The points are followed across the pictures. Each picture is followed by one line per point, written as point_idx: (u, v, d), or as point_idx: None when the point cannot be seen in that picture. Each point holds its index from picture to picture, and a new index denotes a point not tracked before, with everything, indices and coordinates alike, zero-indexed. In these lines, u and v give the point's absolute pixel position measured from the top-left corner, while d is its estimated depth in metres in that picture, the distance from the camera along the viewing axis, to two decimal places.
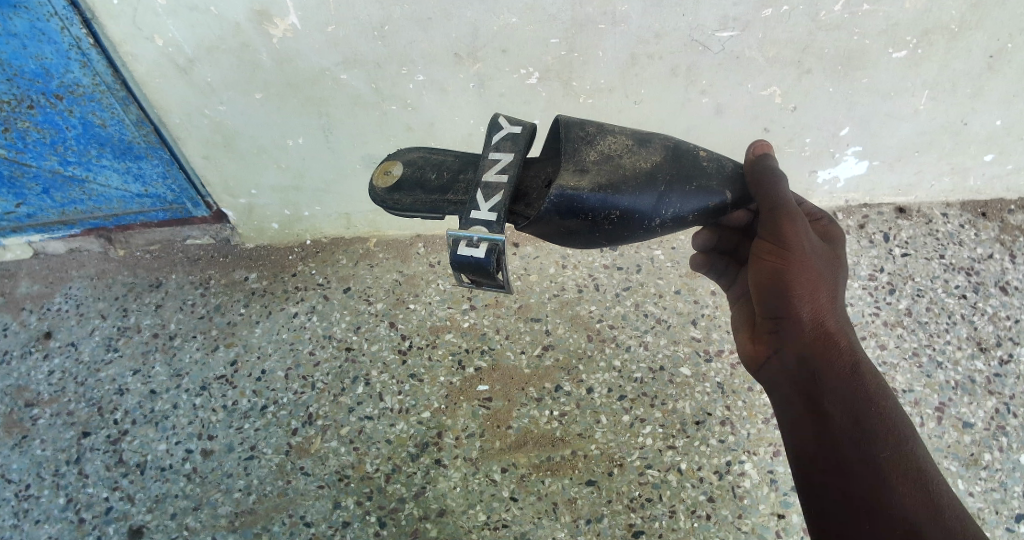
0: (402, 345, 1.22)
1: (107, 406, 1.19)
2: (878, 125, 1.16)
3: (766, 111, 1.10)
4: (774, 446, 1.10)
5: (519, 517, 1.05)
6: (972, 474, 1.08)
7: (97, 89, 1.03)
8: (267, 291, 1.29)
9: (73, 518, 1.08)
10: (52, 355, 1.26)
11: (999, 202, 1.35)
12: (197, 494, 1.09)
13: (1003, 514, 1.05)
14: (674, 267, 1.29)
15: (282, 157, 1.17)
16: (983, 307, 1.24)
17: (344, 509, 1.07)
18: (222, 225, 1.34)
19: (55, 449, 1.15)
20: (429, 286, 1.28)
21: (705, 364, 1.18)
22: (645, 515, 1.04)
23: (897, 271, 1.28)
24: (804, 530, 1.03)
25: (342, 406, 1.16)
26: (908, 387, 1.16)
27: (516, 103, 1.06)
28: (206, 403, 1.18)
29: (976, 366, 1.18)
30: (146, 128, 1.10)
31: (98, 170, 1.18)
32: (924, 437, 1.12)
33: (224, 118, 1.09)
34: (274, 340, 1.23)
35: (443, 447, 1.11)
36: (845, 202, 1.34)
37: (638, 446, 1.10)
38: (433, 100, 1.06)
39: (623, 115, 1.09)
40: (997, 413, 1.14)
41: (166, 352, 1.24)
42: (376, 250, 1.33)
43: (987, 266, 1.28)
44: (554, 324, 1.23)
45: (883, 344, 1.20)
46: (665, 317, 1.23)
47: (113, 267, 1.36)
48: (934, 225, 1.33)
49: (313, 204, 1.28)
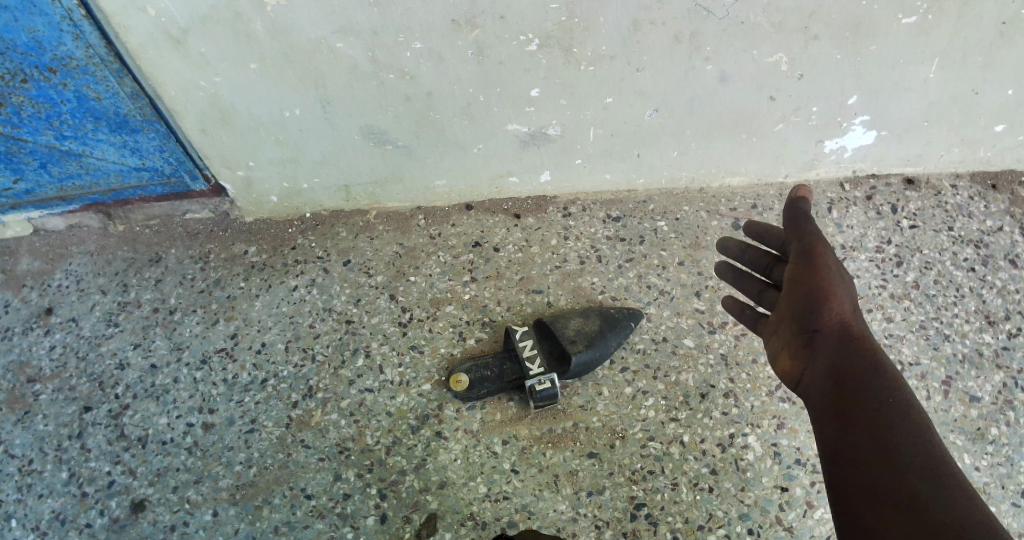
0: (403, 317, 1.21)
1: (108, 381, 1.18)
2: (887, 95, 1.13)
3: (771, 79, 1.08)
4: (777, 419, 1.10)
5: (521, 489, 1.04)
6: (978, 449, 1.07)
7: (91, 61, 1.01)
8: (267, 265, 1.28)
9: (75, 492, 1.08)
10: (54, 330, 1.24)
11: (1009, 174, 1.34)
12: (198, 467, 1.09)
13: (1009, 489, 1.04)
14: (677, 238, 1.28)
15: (281, 130, 1.15)
16: (991, 280, 1.23)
17: (345, 481, 1.06)
18: (221, 199, 1.30)
19: (57, 424, 1.14)
20: (430, 258, 1.27)
21: (709, 336, 1.18)
22: (646, 488, 1.04)
23: (905, 243, 1.26)
24: (806, 502, 1.04)
25: (342, 379, 1.15)
26: (915, 359, 1.14)
27: (516, 71, 1.05)
28: (207, 377, 1.17)
29: (984, 339, 1.17)
30: (141, 101, 1.08)
31: (95, 144, 1.15)
32: (931, 411, 1.10)
33: (221, 91, 1.06)
34: (275, 313, 1.23)
35: (443, 420, 1.10)
36: (852, 173, 1.32)
37: (640, 418, 1.10)
38: (432, 69, 1.04)
39: (625, 84, 1.08)
40: (1005, 387, 1.13)
41: (166, 327, 1.23)
42: (376, 223, 1.32)
43: (996, 239, 1.27)
44: (556, 296, 1.22)
45: (889, 317, 1.18)
46: (668, 289, 1.22)
47: (113, 242, 1.34)
48: (943, 196, 1.32)
49: (312, 176, 1.26)
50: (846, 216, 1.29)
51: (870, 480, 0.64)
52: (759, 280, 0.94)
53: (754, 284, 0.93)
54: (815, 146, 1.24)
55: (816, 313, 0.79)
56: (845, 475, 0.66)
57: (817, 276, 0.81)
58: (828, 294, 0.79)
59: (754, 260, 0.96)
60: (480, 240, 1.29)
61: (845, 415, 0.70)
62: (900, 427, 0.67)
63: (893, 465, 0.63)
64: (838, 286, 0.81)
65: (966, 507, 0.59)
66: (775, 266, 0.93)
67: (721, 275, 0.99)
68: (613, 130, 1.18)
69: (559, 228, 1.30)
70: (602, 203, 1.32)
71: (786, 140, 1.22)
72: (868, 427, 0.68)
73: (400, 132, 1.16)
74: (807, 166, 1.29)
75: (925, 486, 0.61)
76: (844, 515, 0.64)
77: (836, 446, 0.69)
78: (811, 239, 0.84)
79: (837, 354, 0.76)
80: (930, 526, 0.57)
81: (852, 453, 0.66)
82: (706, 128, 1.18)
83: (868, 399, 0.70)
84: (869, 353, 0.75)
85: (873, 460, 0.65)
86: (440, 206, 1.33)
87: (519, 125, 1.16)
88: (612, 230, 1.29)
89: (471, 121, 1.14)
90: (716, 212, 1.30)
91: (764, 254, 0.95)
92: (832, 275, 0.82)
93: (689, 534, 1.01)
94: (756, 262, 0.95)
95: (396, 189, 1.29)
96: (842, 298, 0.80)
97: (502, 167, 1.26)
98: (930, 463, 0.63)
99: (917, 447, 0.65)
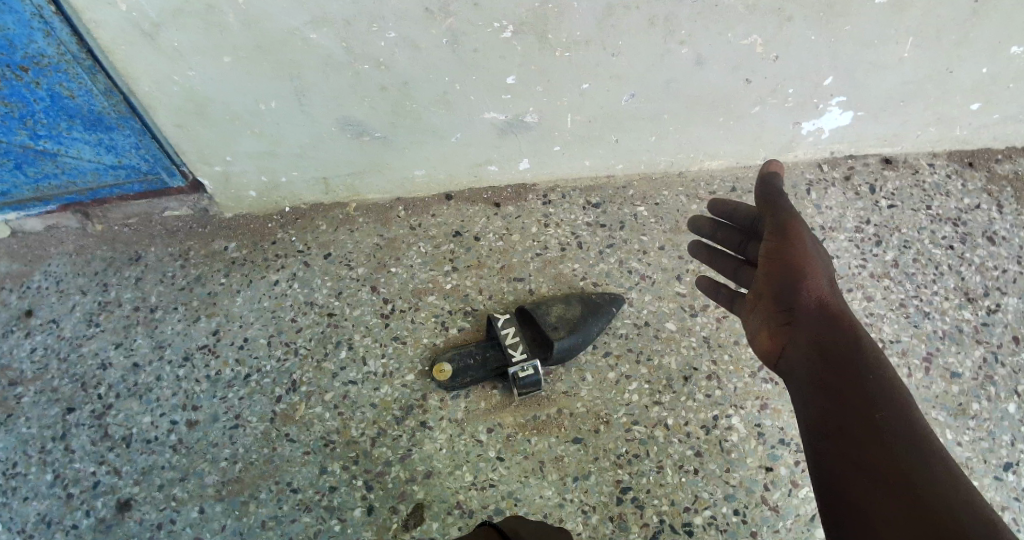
0: (385, 309, 1.20)
1: (91, 382, 1.17)
2: (862, 75, 1.14)
3: (747, 61, 1.08)
4: (761, 400, 1.11)
5: (506, 476, 1.05)
6: (959, 424, 1.08)
7: (63, 58, 0.98)
8: (248, 260, 1.27)
9: (61, 494, 1.07)
10: (34, 332, 1.22)
11: (985, 152, 1.35)
12: (183, 465, 1.08)
13: (991, 462, 1.06)
14: (658, 223, 1.28)
15: (257, 122, 1.13)
16: (970, 257, 1.24)
17: (331, 474, 1.06)
18: (199, 195, 1.29)
19: (39, 426, 1.13)
20: (411, 248, 1.27)
21: (691, 319, 1.18)
22: (632, 471, 1.04)
23: (884, 222, 1.27)
24: (791, 481, 1.05)
25: (326, 372, 1.15)
26: (896, 337, 1.15)
27: (492, 58, 1.04)
28: (189, 374, 1.16)
29: (964, 316, 1.18)
30: (115, 98, 1.07)
31: (70, 143, 1.13)
32: (913, 388, 1.11)
33: (195, 84, 1.05)
34: (257, 308, 1.22)
35: (428, 410, 1.10)
36: (830, 154, 1.33)
37: (624, 403, 1.10)
38: (407, 58, 1.03)
39: (601, 68, 1.08)
40: (985, 362, 1.14)
41: (147, 325, 1.22)
42: (357, 214, 1.32)
43: (974, 217, 1.28)
44: (538, 283, 1.22)
45: (870, 296, 1.19)
46: (649, 274, 1.23)
47: (91, 243, 1.31)
48: (921, 176, 1.33)
49: (290, 169, 1.25)
50: (825, 197, 1.30)
51: (855, 458, 0.64)
52: (734, 258, 0.96)
53: (730, 263, 0.96)
54: (793, 128, 1.24)
55: (795, 291, 0.79)
56: (830, 453, 0.67)
57: (795, 253, 0.81)
58: (807, 272, 0.80)
59: (726, 239, 0.98)
60: (461, 230, 1.29)
61: (828, 392, 0.71)
62: (883, 403, 0.68)
63: (878, 443, 0.64)
64: (816, 262, 0.81)
65: (949, 483, 0.60)
66: (748, 243, 0.95)
67: (695, 255, 1.01)
68: (590, 116, 1.18)
69: (540, 215, 1.30)
70: (583, 189, 1.32)
71: (764, 122, 1.22)
72: (851, 404, 0.68)
73: (377, 122, 1.15)
74: (786, 147, 1.29)
75: (910, 463, 0.62)
76: (830, 493, 0.65)
77: (820, 424, 0.69)
78: (787, 216, 0.84)
79: (818, 332, 0.76)
80: (916, 503, 0.58)
81: (838, 431, 0.67)
82: (683, 111, 1.18)
83: (850, 376, 0.71)
84: (849, 330, 0.76)
85: (858, 437, 0.65)
86: (420, 197, 1.33)
87: (497, 113, 1.15)
88: (592, 216, 1.29)
89: (448, 109, 1.14)
90: (696, 196, 1.31)
91: (735, 233, 0.97)
92: (809, 251, 0.82)
93: (676, 516, 1.01)
94: (728, 241, 0.98)
95: (375, 180, 1.29)
96: (820, 275, 0.80)
97: (480, 156, 1.25)
98: (914, 439, 0.64)
99: (900, 423, 0.66)
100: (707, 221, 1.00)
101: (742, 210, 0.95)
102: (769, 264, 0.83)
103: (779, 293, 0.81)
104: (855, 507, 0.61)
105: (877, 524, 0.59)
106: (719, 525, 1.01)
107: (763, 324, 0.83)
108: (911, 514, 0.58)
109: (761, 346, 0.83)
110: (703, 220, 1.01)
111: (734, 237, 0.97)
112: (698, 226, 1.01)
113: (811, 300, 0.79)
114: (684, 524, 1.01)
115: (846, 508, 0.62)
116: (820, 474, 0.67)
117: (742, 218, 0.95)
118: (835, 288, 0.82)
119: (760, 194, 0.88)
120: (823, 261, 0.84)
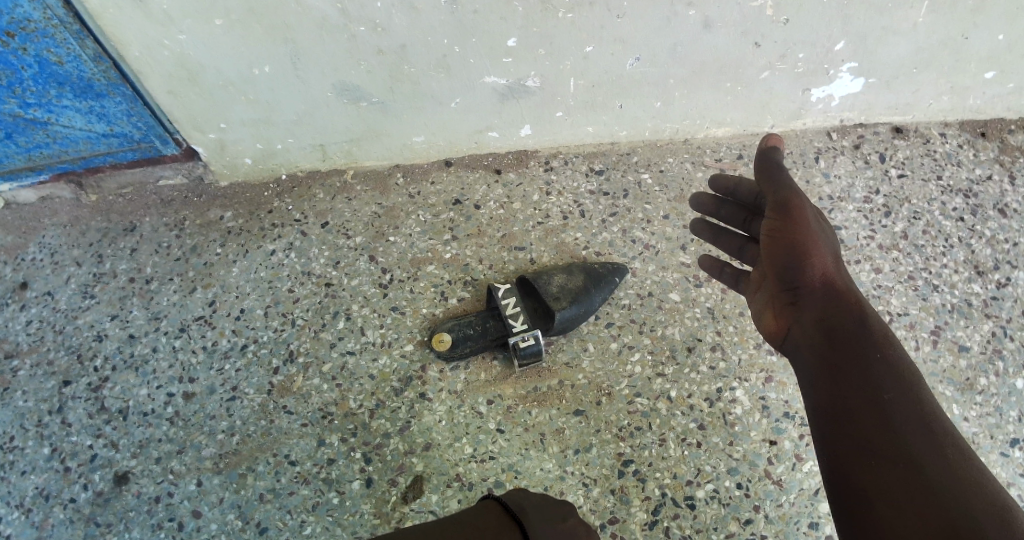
0: (383, 278, 1.18)
1: (87, 354, 1.15)
2: (875, 40, 1.10)
3: (756, 25, 1.05)
4: (766, 372, 1.09)
5: (507, 449, 1.03)
6: (967, 399, 1.07)
7: (49, 23, 0.95)
8: (244, 230, 1.25)
9: (58, 468, 1.06)
10: (29, 305, 1.20)
11: (999, 122, 1.32)
12: (180, 437, 1.07)
13: (998, 439, 1.04)
14: (662, 191, 1.26)
15: (250, 88, 1.11)
16: (980, 230, 1.21)
17: (328, 446, 1.05)
18: (194, 163, 1.27)
19: (36, 400, 1.12)
20: (410, 217, 1.25)
21: (695, 290, 1.16)
22: (634, 444, 1.03)
23: (893, 193, 1.25)
24: (795, 455, 1.03)
25: (323, 342, 1.13)
26: (904, 310, 1.13)
27: (492, 20, 1.01)
28: (186, 345, 1.15)
29: (973, 289, 1.16)
30: (105, 64, 1.03)
31: (60, 111, 1.10)
32: (920, 361, 1.09)
33: (186, 49, 1.02)
34: (253, 279, 1.20)
35: (427, 381, 1.09)
36: (839, 122, 1.30)
37: (626, 375, 1.08)
38: (404, 20, 1.00)
39: (606, 31, 1.05)
40: (994, 336, 1.12)
41: (143, 297, 1.20)
42: (354, 183, 1.29)
43: (985, 188, 1.26)
44: (539, 253, 1.20)
45: (878, 268, 1.17)
46: (653, 243, 1.20)
47: (86, 213, 1.28)
48: (932, 145, 1.30)
49: (286, 136, 1.22)
50: (833, 165, 1.27)
51: (861, 441, 0.63)
52: (739, 236, 0.94)
53: (735, 242, 0.94)
54: (802, 95, 1.21)
55: (799, 269, 0.77)
56: (836, 436, 0.65)
57: (799, 230, 0.78)
58: (810, 249, 0.77)
59: (730, 217, 0.95)
60: (461, 198, 1.26)
61: (835, 374, 0.69)
62: (890, 385, 0.66)
63: (886, 426, 0.62)
64: (819, 237, 0.78)
65: (958, 467, 0.59)
66: (752, 220, 0.92)
67: (699, 233, 0.99)
68: (594, 81, 1.15)
69: (541, 183, 1.27)
70: (585, 156, 1.30)
71: (772, 88, 1.19)
72: (857, 387, 0.66)
73: (374, 88, 1.12)
74: (793, 115, 1.27)
75: (918, 446, 0.60)
76: (835, 476, 0.63)
77: (828, 406, 0.68)
78: (787, 191, 0.80)
79: (823, 311, 0.74)
80: (925, 491, 0.57)
81: (844, 412, 0.66)
82: (688, 75, 1.15)
83: (857, 357, 0.69)
84: (856, 309, 0.74)
85: (863, 420, 0.64)
86: (419, 164, 1.30)
87: (498, 78, 1.13)
88: (595, 185, 1.27)
89: (446, 74, 1.11)
90: (701, 163, 1.28)
91: (739, 210, 0.94)
92: (811, 228, 0.78)
93: (678, 489, 1.00)
94: (733, 218, 0.95)
95: (373, 146, 1.26)
96: (824, 251, 0.78)
97: (480, 122, 1.22)
98: (923, 423, 0.62)
99: (908, 405, 0.64)
100: (709, 198, 0.97)
101: (746, 187, 0.92)
102: (770, 242, 0.80)
103: (779, 271, 0.79)
104: (862, 493, 0.60)
105: (883, 510, 0.58)
106: (721, 499, 0.99)
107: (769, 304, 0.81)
108: (920, 501, 0.56)
109: (766, 326, 0.81)
110: (705, 196, 0.97)
111: (740, 214, 0.94)
112: (699, 202, 0.97)
113: (816, 277, 0.76)
114: (686, 497, 0.99)
115: (852, 493, 0.61)
116: (826, 456, 0.66)
117: (746, 195, 0.93)
118: (839, 263, 0.79)
119: (759, 169, 0.83)
120: (826, 236, 0.81)
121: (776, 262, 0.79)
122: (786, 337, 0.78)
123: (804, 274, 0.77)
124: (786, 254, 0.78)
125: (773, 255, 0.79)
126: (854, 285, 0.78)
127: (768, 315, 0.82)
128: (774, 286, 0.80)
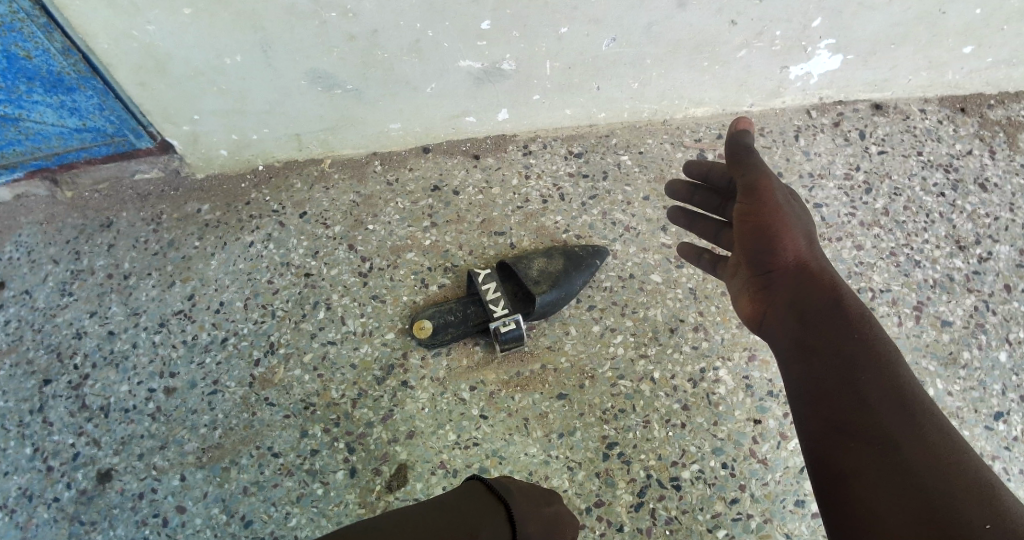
0: (363, 267, 1.17)
1: (66, 351, 1.13)
2: (852, 15, 1.10)
3: (731, 3, 1.04)
4: (749, 351, 1.09)
5: (490, 434, 1.03)
6: (950, 373, 1.07)
7: (15, 17, 0.93)
8: (221, 222, 1.23)
9: (41, 467, 1.05)
10: (7, 304, 1.18)
11: (978, 98, 1.32)
12: (163, 433, 1.06)
13: (982, 412, 1.04)
14: (641, 172, 1.25)
15: (221, 78, 1.09)
16: (961, 205, 1.21)
17: (312, 437, 1.04)
18: (169, 156, 1.25)
19: (16, 399, 1.10)
20: (389, 205, 1.23)
21: (676, 271, 1.16)
22: (618, 427, 1.03)
23: (874, 169, 1.25)
24: (780, 433, 1.03)
25: (304, 333, 1.12)
26: (885, 286, 1.13)
27: (463, 3, 0.99)
28: (166, 340, 1.13)
29: (955, 264, 1.16)
30: (74, 57, 1.01)
31: (31, 106, 1.08)
32: (903, 337, 1.09)
33: (155, 40, 1.00)
34: (231, 272, 1.19)
35: (408, 369, 1.08)
36: (818, 100, 1.29)
37: (609, 357, 1.08)
38: (374, 5, 0.98)
39: (578, 12, 1.04)
40: (976, 311, 1.12)
41: (122, 292, 1.18)
42: (331, 171, 1.28)
43: (965, 162, 1.26)
44: (519, 237, 1.19)
45: (859, 245, 1.17)
46: (633, 225, 1.20)
47: (62, 210, 1.26)
48: (911, 121, 1.30)
49: (259, 126, 1.21)
50: (813, 143, 1.27)
51: (838, 423, 0.62)
52: (714, 221, 0.93)
53: (710, 227, 0.92)
54: (780, 72, 1.21)
55: (771, 253, 0.76)
56: (813, 417, 0.65)
57: (768, 213, 0.77)
58: (780, 231, 0.76)
59: (704, 202, 0.94)
60: (439, 184, 1.25)
61: (810, 355, 0.68)
62: (866, 365, 0.65)
63: (863, 408, 0.62)
64: (789, 219, 0.78)
65: (939, 446, 0.58)
66: (727, 204, 0.91)
67: (675, 222, 0.98)
68: (569, 62, 1.14)
69: (520, 167, 1.26)
70: (563, 139, 1.29)
71: (749, 66, 1.19)
72: (833, 368, 0.66)
73: (347, 74, 1.11)
74: (772, 93, 1.26)
75: (896, 425, 0.60)
76: (815, 460, 0.63)
77: (807, 390, 0.67)
78: (756, 174, 0.80)
79: (796, 293, 0.73)
80: (903, 472, 0.57)
81: (820, 396, 0.65)
82: (666, 54, 1.14)
83: (833, 338, 0.68)
84: (830, 289, 0.73)
85: (840, 402, 0.63)
86: (396, 151, 1.29)
87: (472, 61, 1.11)
88: (574, 167, 1.26)
89: (420, 58, 1.10)
90: (681, 143, 1.28)
91: (712, 195, 0.93)
92: (782, 211, 0.77)
93: (663, 470, 1.00)
94: (707, 204, 0.93)
95: (349, 134, 1.25)
96: (795, 233, 0.77)
97: (456, 106, 1.21)
98: (901, 400, 0.62)
99: (886, 384, 0.63)
100: (682, 185, 0.95)
101: (717, 170, 0.91)
102: (742, 228, 0.79)
103: (748, 255, 0.78)
104: (841, 477, 0.60)
105: (865, 494, 0.57)
106: (706, 479, 0.99)
107: (743, 288, 0.80)
108: (898, 483, 0.56)
109: (741, 311, 0.81)
110: (678, 183, 0.95)
111: (715, 199, 0.92)
112: (673, 190, 0.96)
113: (789, 259, 0.75)
114: (671, 478, 0.99)
115: (830, 476, 0.61)
116: (805, 439, 0.65)
117: (719, 179, 0.91)
118: (812, 244, 0.79)
119: (728, 155, 0.84)
120: (797, 217, 0.80)
121: (748, 246, 0.78)
122: (760, 321, 0.77)
123: (777, 257, 0.76)
124: (758, 238, 0.77)
125: (745, 240, 0.78)
126: (828, 264, 0.78)
127: (742, 299, 0.81)
128: (747, 270, 0.79)
